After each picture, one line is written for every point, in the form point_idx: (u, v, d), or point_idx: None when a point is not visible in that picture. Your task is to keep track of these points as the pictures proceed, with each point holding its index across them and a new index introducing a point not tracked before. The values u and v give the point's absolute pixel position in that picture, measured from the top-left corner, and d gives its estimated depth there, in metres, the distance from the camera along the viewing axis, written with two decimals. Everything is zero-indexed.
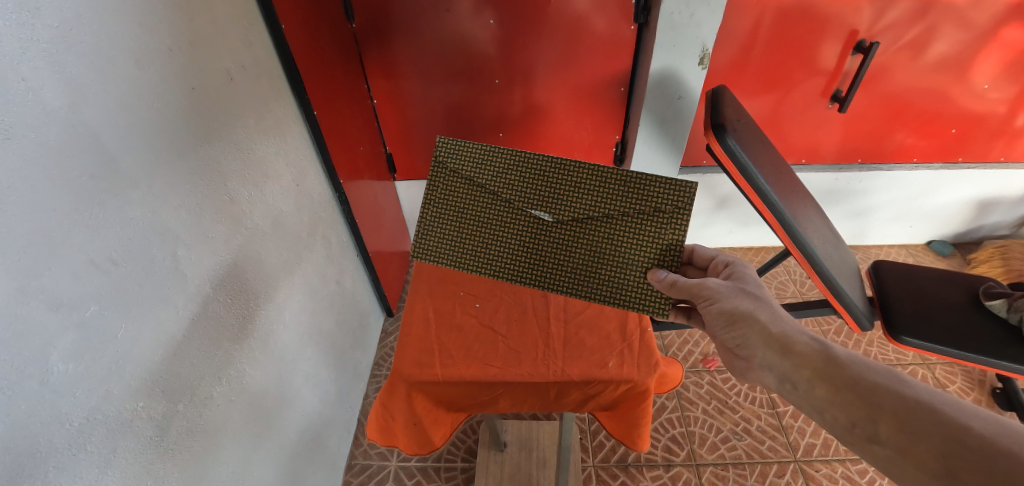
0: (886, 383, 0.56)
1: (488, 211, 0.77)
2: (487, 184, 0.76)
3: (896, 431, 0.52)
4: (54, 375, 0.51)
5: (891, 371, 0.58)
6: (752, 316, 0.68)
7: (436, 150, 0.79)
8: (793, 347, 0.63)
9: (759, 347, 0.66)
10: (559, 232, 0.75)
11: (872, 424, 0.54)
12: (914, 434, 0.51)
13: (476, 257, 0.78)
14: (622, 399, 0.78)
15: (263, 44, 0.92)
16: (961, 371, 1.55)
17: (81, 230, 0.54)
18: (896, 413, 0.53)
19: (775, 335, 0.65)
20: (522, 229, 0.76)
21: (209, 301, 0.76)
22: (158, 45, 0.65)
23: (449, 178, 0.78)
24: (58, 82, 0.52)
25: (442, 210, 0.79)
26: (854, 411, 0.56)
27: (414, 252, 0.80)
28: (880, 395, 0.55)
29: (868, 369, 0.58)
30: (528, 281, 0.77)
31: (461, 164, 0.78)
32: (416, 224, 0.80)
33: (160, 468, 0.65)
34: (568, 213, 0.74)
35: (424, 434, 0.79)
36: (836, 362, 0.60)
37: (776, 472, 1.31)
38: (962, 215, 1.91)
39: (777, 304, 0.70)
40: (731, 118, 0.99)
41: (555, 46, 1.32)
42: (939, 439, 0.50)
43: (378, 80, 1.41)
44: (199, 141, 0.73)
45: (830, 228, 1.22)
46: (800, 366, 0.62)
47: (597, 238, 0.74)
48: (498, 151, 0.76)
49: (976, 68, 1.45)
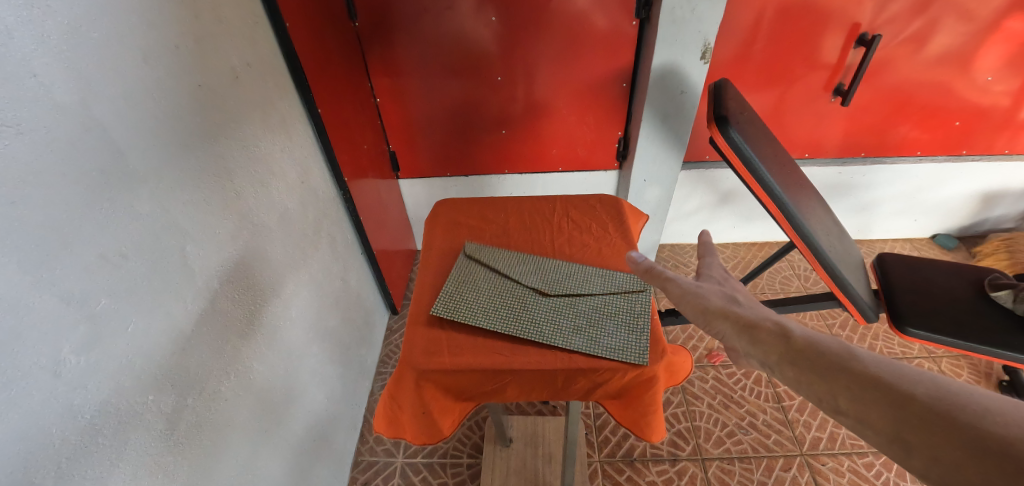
0: (835, 354, 0.50)
1: (501, 291, 0.80)
2: (504, 270, 0.83)
3: (851, 400, 0.46)
4: (67, 368, 0.52)
5: (842, 342, 0.52)
6: (712, 306, 0.65)
7: (459, 256, 0.87)
8: (754, 325, 0.59)
9: (728, 335, 0.62)
10: (566, 301, 0.78)
11: (829, 395, 0.48)
12: (864, 399, 0.45)
13: (488, 312, 0.76)
14: (632, 387, 0.74)
15: (268, 42, 0.93)
16: (968, 364, 1.54)
17: (93, 225, 0.55)
18: (849, 381, 0.47)
19: (737, 318, 0.61)
20: (533, 294, 0.79)
21: (216, 297, 0.76)
22: (165, 42, 0.66)
23: (470, 249, 0.88)
24: (69, 77, 0.52)
25: (458, 277, 0.83)
26: (810, 386, 0.50)
27: (438, 308, 0.77)
28: (832, 364, 0.49)
29: (818, 341, 0.53)
30: (536, 335, 0.72)
31: (481, 247, 0.88)
32: (440, 295, 0.79)
33: (170, 461, 0.66)
34: (574, 287, 0.80)
35: (433, 422, 0.76)
36: (791, 336, 0.55)
37: (782, 466, 1.31)
38: (967, 208, 1.90)
39: (747, 300, 0.67)
40: (734, 110, 0.99)
41: (557, 43, 1.33)
42: (888, 402, 0.44)
43: (381, 79, 1.42)
44: (205, 137, 0.74)
45: (836, 221, 1.21)
46: (761, 346, 0.57)
47: (601, 301, 0.78)
48: (516, 257, 0.87)
49: (979, 60, 1.44)
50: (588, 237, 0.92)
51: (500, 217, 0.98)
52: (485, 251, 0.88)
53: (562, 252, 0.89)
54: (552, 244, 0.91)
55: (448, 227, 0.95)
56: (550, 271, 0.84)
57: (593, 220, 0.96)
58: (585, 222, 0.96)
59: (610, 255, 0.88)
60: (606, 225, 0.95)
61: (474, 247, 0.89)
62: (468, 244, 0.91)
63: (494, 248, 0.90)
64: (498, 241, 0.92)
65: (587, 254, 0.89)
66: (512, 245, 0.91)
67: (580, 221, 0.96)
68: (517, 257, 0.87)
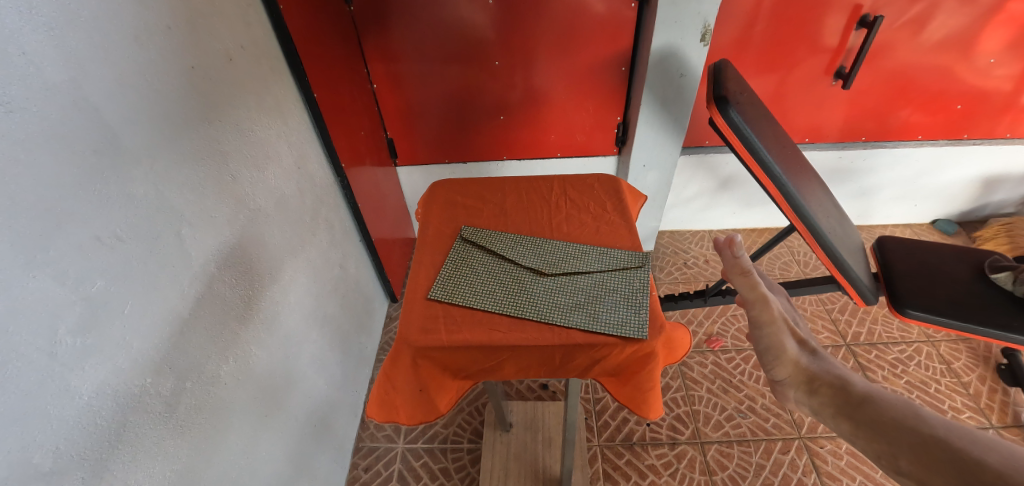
0: (901, 418, 0.60)
1: (499, 273, 0.80)
2: (501, 251, 0.83)
3: (914, 463, 0.56)
4: (62, 348, 0.52)
5: (908, 406, 0.62)
6: (782, 347, 0.77)
7: (456, 239, 0.87)
8: (817, 380, 0.72)
9: (790, 383, 0.75)
10: (563, 280, 0.78)
11: (892, 456, 0.59)
12: (930, 466, 0.55)
13: (486, 294, 0.76)
14: (629, 364, 0.74)
15: (263, 26, 0.91)
16: (966, 348, 1.54)
17: (86, 206, 0.55)
18: (911, 445, 0.57)
19: (803, 369, 0.74)
20: (531, 275, 0.79)
21: (214, 280, 0.76)
22: (157, 23, 0.65)
23: (466, 233, 0.87)
24: (58, 57, 0.52)
25: (455, 260, 0.82)
26: (875, 445, 0.61)
27: (436, 291, 0.76)
28: (900, 426, 0.60)
29: (885, 404, 0.63)
30: (535, 315, 0.72)
31: (477, 230, 0.88)
32: (439, 275, 0.79)
33: (169, 443, 0.66)
34: (570, 265, 0.80)
35: (430, 401, 0.75)
36: (855, 396, 0.67)
37: (780, 448, 1.32)
38: (967, 193, 1.89)
39: (817, 346, 0.79)
40: (734, 90, 0.98)
41: (556, 26, 1.31)
42: (953, 470, 0.53)
43: (377, 64, 1.40)
44: (199, 120, 0.73)
45: (836, 204, 1.20)
46: (827, 403, 0.69)
47: (596, 279, 0.78)
48: (512, 238, 0.87)
49: (982, 42, 1.43)
50: (586, 216, 0.92)
51: (497, 197, 0.97)
52: (481, 233, 0.88)
53: (560, 231, 0.89)
54: (550, 223, 0.90)
55: (445, 208, 0.94)
56: (547, 250, 0.84)
57: (591, 199, 0.96)
58: (583, 201, 0.95)
59: (609, 233, 0.88)
60: (604, 204, 0.94)
61: (470, 228, 0.88)
62: (465, 224, 0.90)
63: (491, 228, 0.89)
64: (495, 221, 0.91)
65: (585, 233, 0.88)
66: (510, 224, 0.91)
67: (578, 201, 0.95)
68: (514, 237, 0.87)
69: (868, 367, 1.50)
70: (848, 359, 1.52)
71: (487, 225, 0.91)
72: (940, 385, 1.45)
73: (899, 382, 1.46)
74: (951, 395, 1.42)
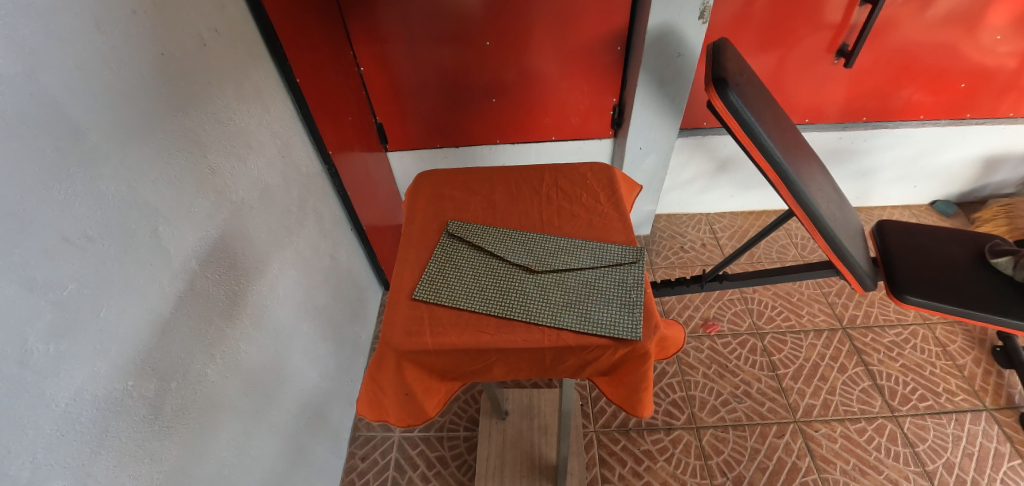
0: None
1: (486, 271, 0.77)
2: (488, 248, 0.81)
3: None
4: (34, 356, 0.49)
5: None
6: None
7: (442, 235, 0.84)
8: None
9: None
10: (554, 277, 0.76)
11: None
12: None
13: (473, 294, 0.73)
14: (622, 364, 0.72)
15: (238, 7, 0.86)
16: (962, 331, 1.55)
17: (52, 206, 0.52)
18: None
19: None
20: (520, 272, 0.77)
21: (195, 278, 0.74)
22: (121, 8, 0.61)
23: (453, 227, 0.85)
24: (12, 47, 0.48)
25: (441, 257, 0.80)
26: None
27: (421, 291, 0.74)
28: None
29: None
30: (524, 315, 0.70)
31: (464, 224, 0.86)
32: (426, 274, 0.77)
33: (155, 445, 0.64)
34: (561, 262, 0.78)
35: (416, 404, 0.74)
36: None
37: (775, 433, 1.32)
38: (967, 173, 1.87)
39: None
40: (733, 71, 0.95)
41: (551, 3, 1.26)
42: None
43: (364, 46, 1.35)
44: (171, 112, 0.69)
45: (835, 187, 1.18)
46: None
47: (588, 276, 0.76)
48: (501, 232, 0.84)
49: (989, 18, 1.38)
50: (577, 208, 0.89)
51: (487, 188, 0.94)
52: (468, 227, 0.85)
53: (551, 224, 0.86)
54: (540, 216, 0.88)
55: (432, 201, 0.92)
56: (537, 245, 0.81)
57: (583, 190, 0.93)
58: (574, 192, 0.93)
59: (602, 225, 0.86)
60: (596, 196, 0.92)
61: (457, 223, 0.86)
62: (453, 218, 0.88)
63: (480, 222, 0.87)
64: (484, 214, 0.89)
65: (577, 225, 0.86)
66: (499, 217, 0.88)
67: (570, 192, 0.93)
68: (503, 231, 0.84)
69: (864, 350, 1.50)
70: (844, 343, 1.52)
71: (475, 218, 0.88)
72: (936, 368, 1.45)
73: (895, 365, 1.46)
74: (946, 377, 1.43)
